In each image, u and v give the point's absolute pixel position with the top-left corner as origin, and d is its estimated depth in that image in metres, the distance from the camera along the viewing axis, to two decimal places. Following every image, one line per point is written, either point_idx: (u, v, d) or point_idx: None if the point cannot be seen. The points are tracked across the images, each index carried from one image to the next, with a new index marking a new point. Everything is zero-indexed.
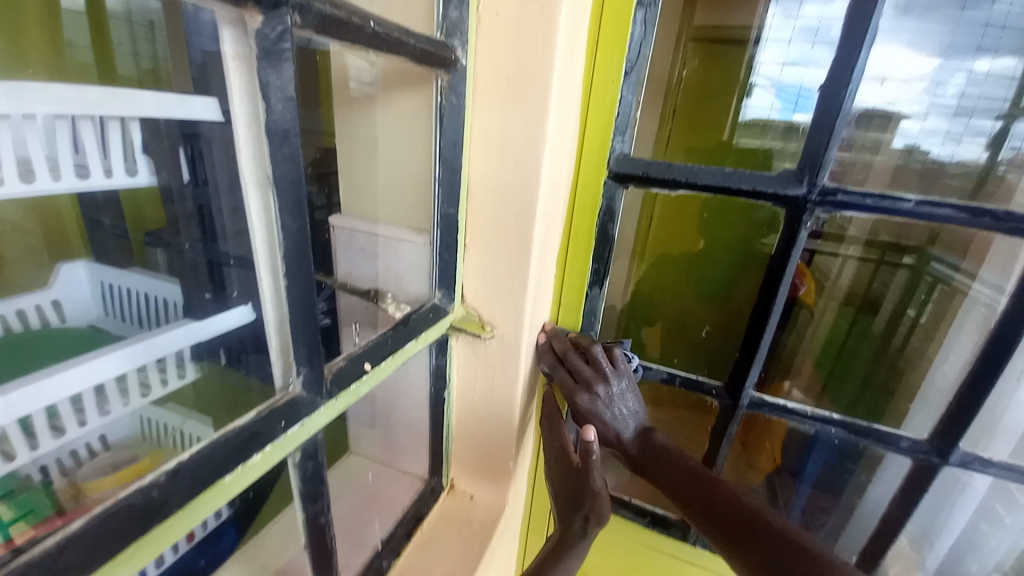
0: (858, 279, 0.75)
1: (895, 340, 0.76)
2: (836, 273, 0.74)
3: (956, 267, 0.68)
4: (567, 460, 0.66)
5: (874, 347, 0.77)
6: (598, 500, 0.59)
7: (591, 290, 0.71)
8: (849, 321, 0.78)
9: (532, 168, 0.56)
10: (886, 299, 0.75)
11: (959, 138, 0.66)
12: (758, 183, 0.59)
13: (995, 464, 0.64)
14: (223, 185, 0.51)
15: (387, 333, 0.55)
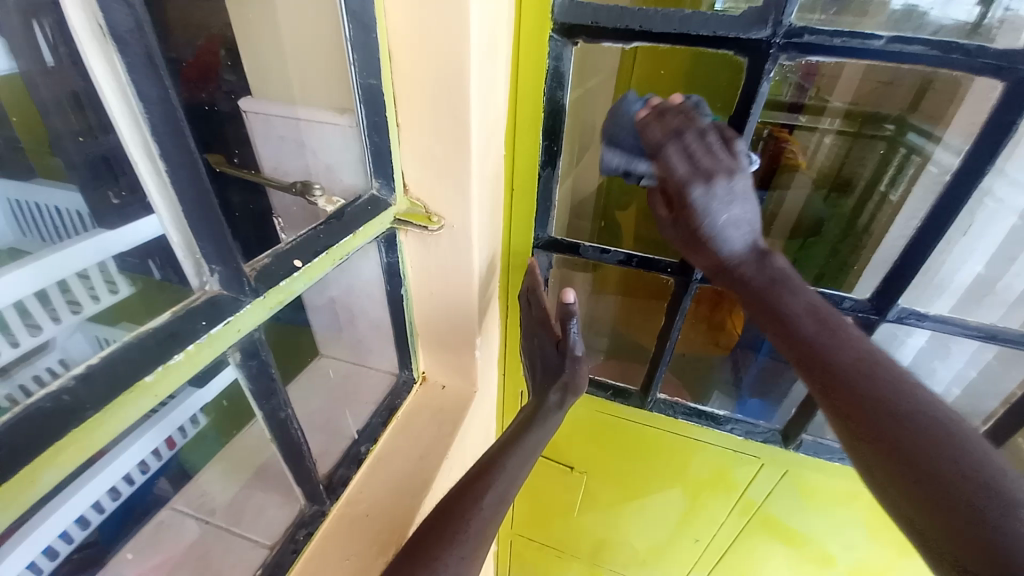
0: (834, 156, 0.73)
1: (863, 219, 0.72)
2: (813, 149, 0.73)
3: (930, 134, 0.61)
4: (546, 334, 0.69)
5: (843, 224, 0.74)
6: (575, 373, 0.65)
7: (544, 170, 0.67)
8: (817, 205, 0.76)
9: (457, 20, 0.48)
10: (862, 175, 0.71)
11: None
12: (717, 27, 0.52)
13: (931, 318, 0.69)
14: (65, 55, 0.40)
15: (319, 227, 0.52)
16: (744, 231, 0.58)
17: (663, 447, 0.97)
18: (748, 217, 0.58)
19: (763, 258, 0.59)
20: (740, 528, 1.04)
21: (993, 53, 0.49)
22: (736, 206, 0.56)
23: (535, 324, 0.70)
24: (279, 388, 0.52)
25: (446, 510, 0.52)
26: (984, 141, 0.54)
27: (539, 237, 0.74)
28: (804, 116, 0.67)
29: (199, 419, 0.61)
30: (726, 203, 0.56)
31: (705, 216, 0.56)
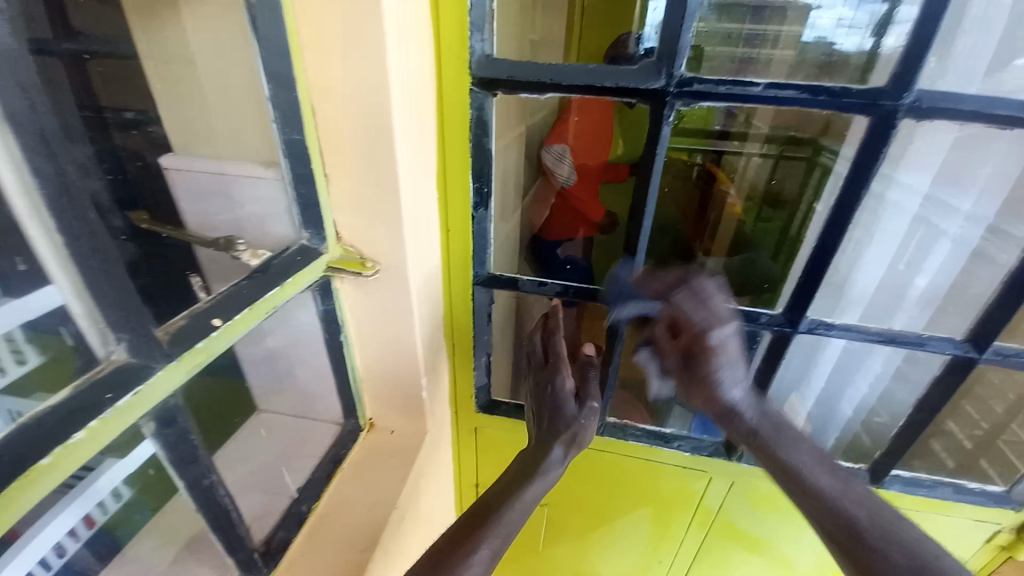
0: (760, 174, 0.81)
1: (795, 227, 0.79)
2: (743, 168, 0.81)
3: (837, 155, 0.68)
4: (555, 382, 0.71)
5: (778, 231, 0.81)
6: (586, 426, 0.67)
7: (477, 212, 0.69)
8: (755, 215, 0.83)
9: (377, 76, 0.50)
10: (789, 188, 0.79)
11: (854, 24, 0.59)
12: (619, 78, 0.57)
13: (836, 327, 0.73)
14: None
15: (242, 281, 0.52)
16: (727, 325, 0.60)
17: (619, 470, 0.98)
18: (728, 317, 0.61)
19: (758, 402, 0.61)
20: (700, 542, 1.06)
21: (855, 95, 0.55)
22: (715, 295, 0.62)
23: (544, 375, 0.73)
24: (202, 454, 0.52)
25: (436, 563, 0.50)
26: (855, 173, 0.61)
27: (478, 275, 0.75)
28: (731, 142, 0.76)
29: (121, 492, 0.50)
30: (708, 305, 0.61)
31: (699, 331, 0.59)
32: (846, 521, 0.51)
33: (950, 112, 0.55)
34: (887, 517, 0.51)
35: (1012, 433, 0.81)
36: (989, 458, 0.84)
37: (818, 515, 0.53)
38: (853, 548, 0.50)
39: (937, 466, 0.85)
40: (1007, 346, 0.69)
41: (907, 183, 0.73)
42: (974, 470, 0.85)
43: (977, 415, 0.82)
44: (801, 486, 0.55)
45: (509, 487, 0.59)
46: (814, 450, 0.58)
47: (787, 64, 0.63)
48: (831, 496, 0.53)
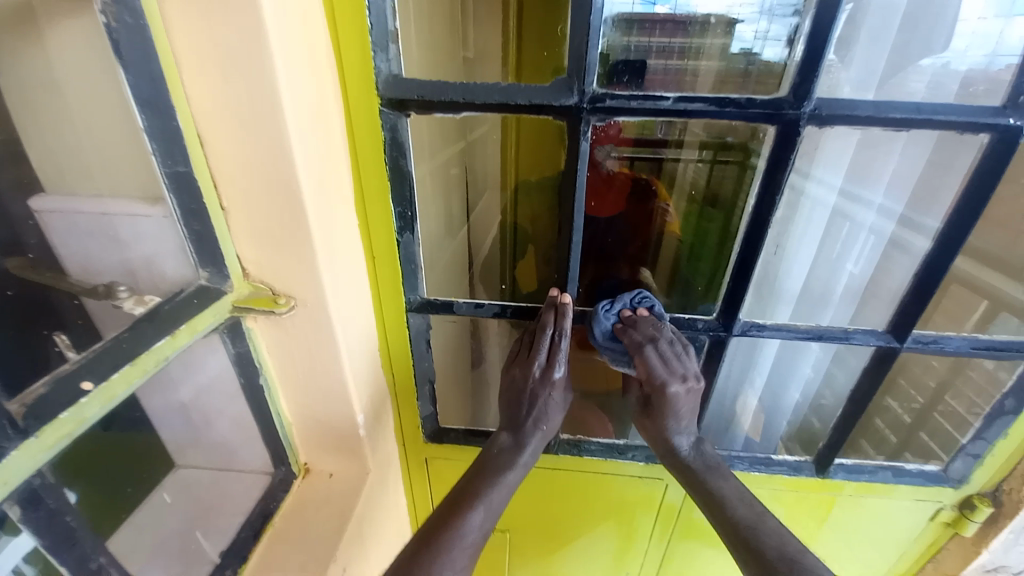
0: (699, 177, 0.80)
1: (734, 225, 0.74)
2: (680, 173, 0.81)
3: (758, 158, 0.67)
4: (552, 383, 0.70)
5: (719, 231, 0.77)
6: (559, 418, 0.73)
7: (403, 236, 0.66)
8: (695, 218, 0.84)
9: (266, 102, 0.47)
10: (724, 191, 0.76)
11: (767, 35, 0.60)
12: (532, 95, 0.56)
13: (767, 328, 0.74)
14: None
15: (123, 333, 0.47)
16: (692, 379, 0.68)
17: (576, 486, 0.96)
18: (690, 368, 0.69)
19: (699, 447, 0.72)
20: (666, 548, 1.04)
21: (760, 105, 0.57)
22: (683, 369, 0.68)
23: (548, 374, 0.69)
24: (86, 534, 0.45)
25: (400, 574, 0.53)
26: (767, 178, 0.62)
27: (411, 300, 0.71)
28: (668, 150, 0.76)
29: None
30: (671, 368, 0.67)
31: (670, 408, 0.68)
32: (745, 529, 0.60)
33: (848, 117, 0.57)
34: (790, 546, 0.57)
35: (947, 405, 0.84)
36: (929, 431, 0.87)
37: (721, 524, 0.63)
38: (767, 563, 0.56)
39: (880, 440, 0.89)
40: (923, 334, 0.73)
41: (822, 185, 0.76)
42: (913, 446, 0.89)
43: (913, 390, 0.87)
44: (687, 471, 0.69)
45: (484, 471, 0.67)
46: (739, 488, 0.66)
47: (713, 76, 0.64)
48: (742, 522, 0.61)
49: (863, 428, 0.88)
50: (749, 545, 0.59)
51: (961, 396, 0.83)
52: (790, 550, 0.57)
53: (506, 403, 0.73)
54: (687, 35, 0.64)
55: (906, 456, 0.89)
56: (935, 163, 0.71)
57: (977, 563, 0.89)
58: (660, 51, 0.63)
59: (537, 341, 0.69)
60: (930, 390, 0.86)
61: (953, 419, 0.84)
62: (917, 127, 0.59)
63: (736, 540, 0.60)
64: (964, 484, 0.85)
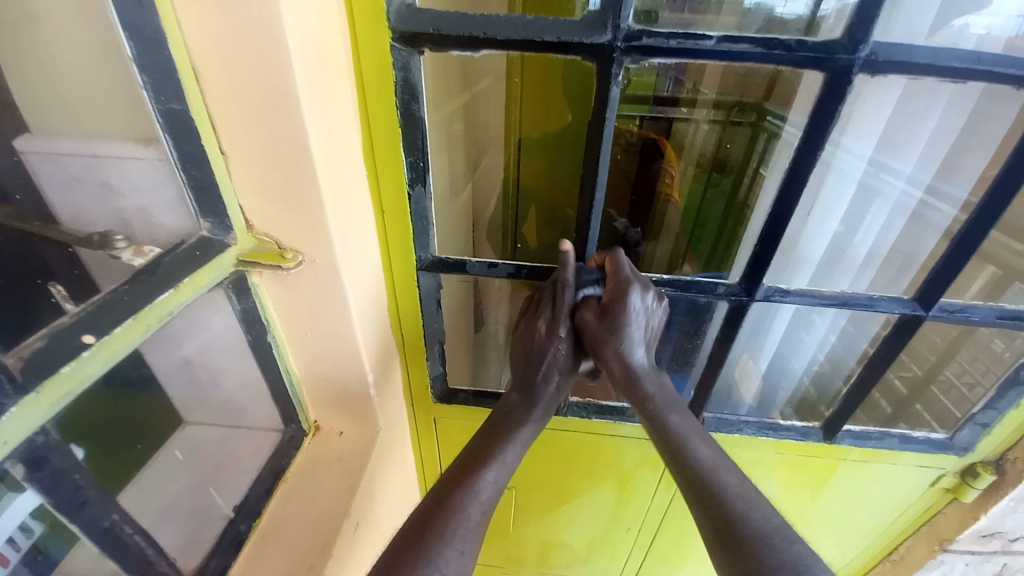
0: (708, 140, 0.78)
1: (741, 192, 0.78)
2: (692, 137, 0.78)
3: (784, 120, 0.67)
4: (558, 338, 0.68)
5: (726, 196, 0.80)
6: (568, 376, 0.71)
7: (414, 188, 0.62)
8: (703, 183, 0.81)
9: (266, 28, 0.41)
10: (735, 154, 0.78)
11: None
12: (560, 32, 0.50)
13: (791, 294, 0.72)
14: None
15: (121, 287, 0.44)
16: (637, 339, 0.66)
17: (583, 447, 0.97)
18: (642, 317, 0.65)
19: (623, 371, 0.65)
20: (667, 507, 1.07)
21: (810, 48, 0.52)
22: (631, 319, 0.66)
23: (553, 328, 0.67)
24: (96, 493, 0.44)
25: (411, 539, 0.52)
26: (811, 131, 0.58)
27: (422, 259, 0.68)
28: (679, 108, 0.72)
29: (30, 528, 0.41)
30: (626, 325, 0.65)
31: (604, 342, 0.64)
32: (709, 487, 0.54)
33: (904, 64, 0.52)
34: (719, 471, 0.56)
35: (942, 379, 0.84)
36: (924, 403, 0.88)
37: (681, 470, 0.57)
38: (705, 499, 0.54)
39: (874, 408, 0.89)
40: (949, 303, 0.71)
41: (856, 146, 0.72)
42: (908, 415, 0.89)
43: (912, 362, 0.86)
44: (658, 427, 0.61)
45: (494, 430, 0.66)
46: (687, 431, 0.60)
47: (733, 20, 0.56)
48: (700, 468, 0.56)
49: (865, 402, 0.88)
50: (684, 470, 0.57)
51: (959, 371, 0.82)
52: (752, 512, 0.52)
53: (516, 363, 0.72)
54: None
55: (900, 424, 0.89)
56: (974, 127, 0.68)
57: (974, 527, 0.92)
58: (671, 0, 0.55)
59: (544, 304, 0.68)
60: (928, 364, 0.85)
61: (949, 393, 0.85)
62: (974, 79, 0.54)
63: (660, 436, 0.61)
64: (969, 453, 0.86)
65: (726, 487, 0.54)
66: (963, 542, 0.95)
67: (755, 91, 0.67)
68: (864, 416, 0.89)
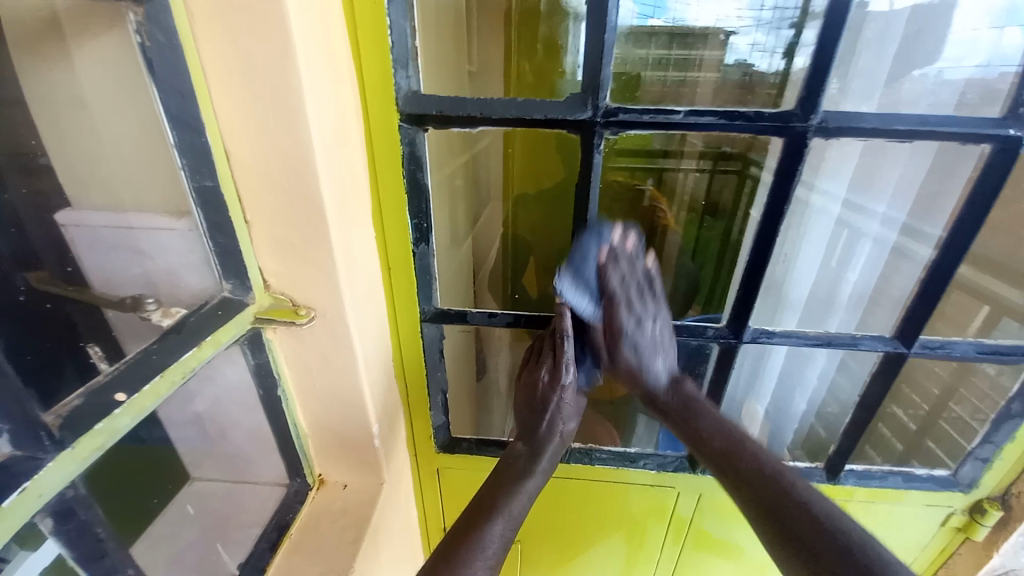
0: (699, 185, 0.80)
1: (735, 231, 0.81)
2: (683, 184, 0.80)
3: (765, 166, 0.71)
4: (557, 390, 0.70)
5: (720, 238, 0.82)
6: (571, 425, 0.73)
7: (418, 247, 0.67)
8: (696, 226, 0.83)
9: (293, 120, 0.48)
10: (725, 197, 0.80)
11: (763, 48, 0.64)
12: (547, 111, 0.57)
13: (777, 335, 0.75)
14: None
15: (151, 346, 0.47)
16: (662, 359, 0.68)
17: (588, 495, 0.96)
18: (659, 339, 0.68)
19: (678, 387, 0.69)
20: (677, 559, 1.04)
21: (768, 118, 0.59)
22: (650, 329, 0.67)
23: (552, 379, 0.70)
24: (113, 546, 0.45)
25: None
26: (779, 186, 0.63)
27: (425, 311, 0.72)
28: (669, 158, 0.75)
29: None
30: (641, 330, 0.66)
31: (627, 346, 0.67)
32: (798, 512, 0.57)
33: (855, 129, 0.59)
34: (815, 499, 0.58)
35: (951, 412, 0.85)
36: (934, 438, 0.88)
37: (767, 513, 0.58)
38: (739, 474, 0.62)
39: (887, 447, 0.89)
40: (930, 340, 0.74)
41: (829, 190, 0.78)
42: (921, 453, 0.89)
43: (916, 396, 0.86)
44: (736, 472, 0.62)
45: (500, 482, 0.67)
46: (762, 466, 0.62)
47: (711, 87, 0.68)
48: (810, 521, 0.56)
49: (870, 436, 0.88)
50: (760, 499, 0.59)
51: (964, 402, 0.83)
52: (836, 531, 0.54)
53: (520, 410, 0.74)
54: (680, 47, 0.67)
55: (912, 462, 0.89)
56: (934, 175, 0.74)
57: (989, 566, 0.89)
58: (656, 64, 0.67)
59: (544, 352, 0.71)
60: (934, 397, 0.86)
61: (958, 427, 0.85)
62: (923, 138, 0.60)
63: (751, 493, 0.60)
64: (974, 489, 0.86)
65: (810, 504, 0.57)
66: None
67: (737, 144, 0.70)
68: (875, 457, 0.89)
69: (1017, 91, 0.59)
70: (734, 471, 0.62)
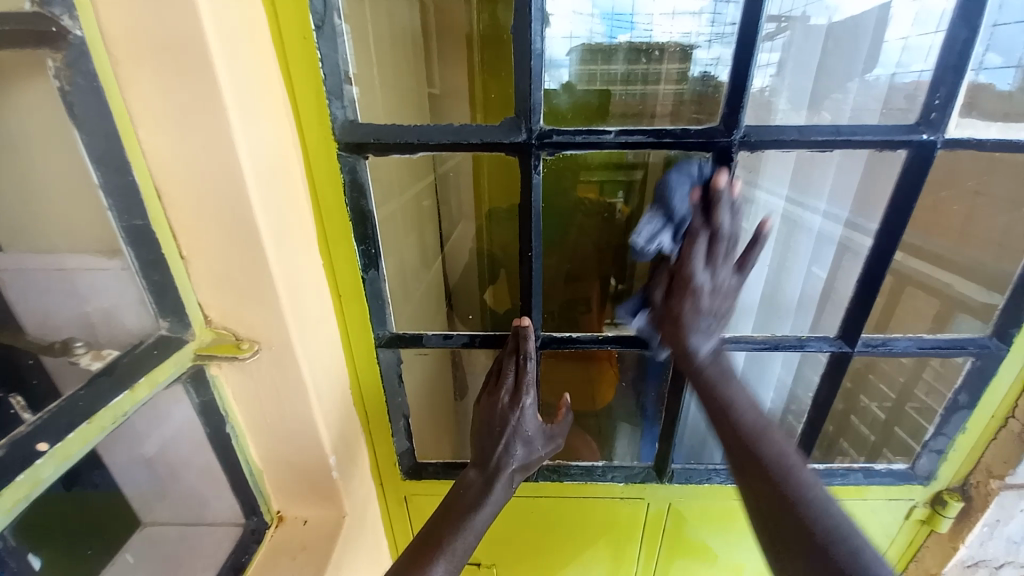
0: None
1: None
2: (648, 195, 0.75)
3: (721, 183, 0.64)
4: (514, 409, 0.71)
5: None
6: (530, 450, 0.73)
7: (368, 273, 0.67)
8: None
9: (224, 156, 0.48)
10: None
11: (719, 62, 0.64)
12: (484, 135, 0.59)
13: (727, 340, 0.78)
14: None
15: (80, 391, 0.46)
16: (731, 281, 0.63)
17: (561, 512, 0.96)
18: (724, 277, 0.62)
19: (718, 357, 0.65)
20: (656, 570, 1.03)
21: (695, 135, 0.62)
22: (721, 281, 0.62)
23: (511, 398, 0.71)
24: None
25: None
26: None
27: (380, 335, 0.72)
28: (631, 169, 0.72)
29: None
30: (711, 288, 0.62)
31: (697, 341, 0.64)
32: (812, 530, 0.51)
33: (776, 142, 0.62)
34: (789, 459, 0.56)
35: (917, 400, 0.87)
36: (905, 427, 0.90)
37: (764, 514, 0.55)
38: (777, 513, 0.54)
39: (857, 437, 0.94)
40: (872, 337, 0.77)
41: (772, 189, 0.80)
42: (893, 443, 0.92)
43: (883, 387, 0.91)
44: (760, 470, 0.56)
45: (450, 510, 0.67)
46: (784, 454, 0.57)
47: (670, 99, 0.68)
48: (801, 501, 0.53)
49: (840, 426, 0.94)
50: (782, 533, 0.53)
51: (931, 392, 0.85)
52: (810, 502, 0.53)
53: (477, 436, 0.73)
54: (644, 61, 0.70)
55: (884, 455, 0.92)
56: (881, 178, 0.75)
57: (956, 558, 0.91)
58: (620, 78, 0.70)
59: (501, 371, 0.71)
60: (898, 385, 0.90)
61: (925, 416, 0.86)
62: (841, 147, 0.63)
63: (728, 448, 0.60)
64: (932, 481, 0.89)
65: (810, 506, 0.53)
66: None
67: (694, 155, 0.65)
68: (849, 449, 0.94)
69: (929, 98, 0.62)
70: (749, 474, 0.57)
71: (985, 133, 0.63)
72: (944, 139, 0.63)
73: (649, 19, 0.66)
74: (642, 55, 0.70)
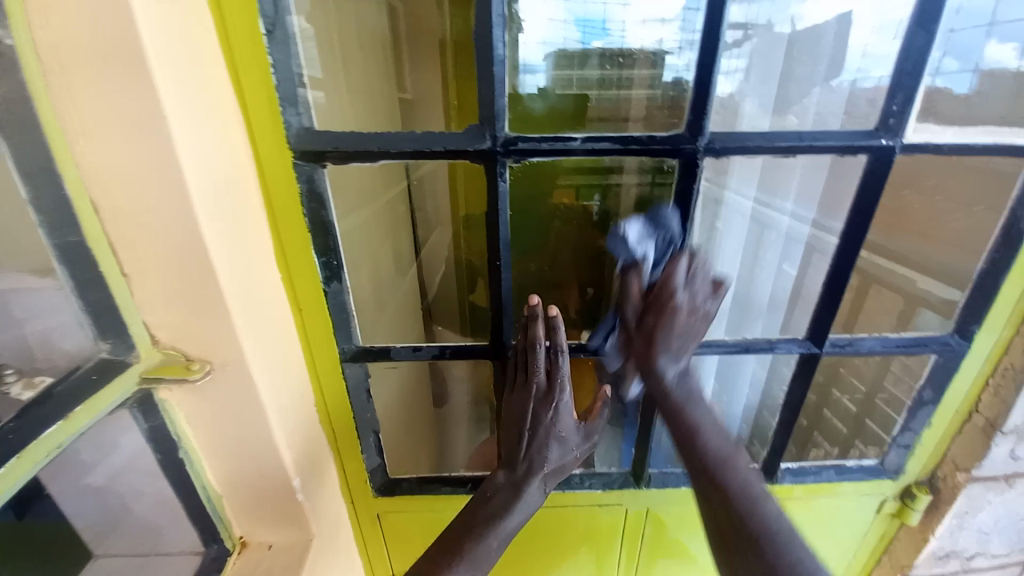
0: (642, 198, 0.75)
1: None
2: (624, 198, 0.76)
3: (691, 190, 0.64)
4: (549, 403, 0.65)
5: None
6: (569, 451, 0.67)
7: (331, 285, 0.65)
8: None
9: (167, 169, 0.45)
10: None
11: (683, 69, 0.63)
12: (447, 143, 0.57)
13: (699, 345, 0.78)
14: None
15: (9, 422, 0.43)
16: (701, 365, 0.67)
17: (540, 522, 0.94)
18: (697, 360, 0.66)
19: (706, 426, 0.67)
20: (638, 574, 1.03)
21: (660, 141, 0.61)
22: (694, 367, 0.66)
23: (541, 395, 0.66)
24: None
25: None
26: (679, 202, 0.65)
27: (346, 349, 0.70)
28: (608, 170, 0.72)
29: None
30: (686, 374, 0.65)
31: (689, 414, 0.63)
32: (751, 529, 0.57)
33: (741, 147, 0.62)
34: (753, 488, 0.59)
35: (886, 392, 0.90)
36: (876, 420, 0.93)
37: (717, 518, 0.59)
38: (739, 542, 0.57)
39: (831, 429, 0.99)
40: (839, 338, 0.78)
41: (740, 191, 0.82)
42: (866, 434, 0.95)
43: (856, 381, 0.96)
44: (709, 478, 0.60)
45: (471, 520, 0.63)
46: (744, 479, 0.60)
47: (642, 103, 0.71)
48: (747, 510, 0.58)
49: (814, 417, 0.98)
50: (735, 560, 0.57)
51: (898, 383, 0.88)
52: (754, 512, 0.57)
53: (505, 433, 0.68)
54: (616, 67, 0.73)
55: (856, 447, 0.94)
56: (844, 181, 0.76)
57: (926, 550, 0.92)
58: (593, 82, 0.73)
59: (531, 364, 0.66)
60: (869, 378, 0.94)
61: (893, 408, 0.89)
62: (804, 152, 0.64)
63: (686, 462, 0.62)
64: (901, 475, 0.91)
65: (758, 512, 0.57)
66: (922, 568, 0.94)
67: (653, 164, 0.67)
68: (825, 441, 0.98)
69: (887, 104, 0.63)
70: (701, 482, 0.61)
71: (942, 136, 0.64)
72: (902, 144, 0.64)
73: (622, 25, 0.68)
74: (617, 60, 0.73)
